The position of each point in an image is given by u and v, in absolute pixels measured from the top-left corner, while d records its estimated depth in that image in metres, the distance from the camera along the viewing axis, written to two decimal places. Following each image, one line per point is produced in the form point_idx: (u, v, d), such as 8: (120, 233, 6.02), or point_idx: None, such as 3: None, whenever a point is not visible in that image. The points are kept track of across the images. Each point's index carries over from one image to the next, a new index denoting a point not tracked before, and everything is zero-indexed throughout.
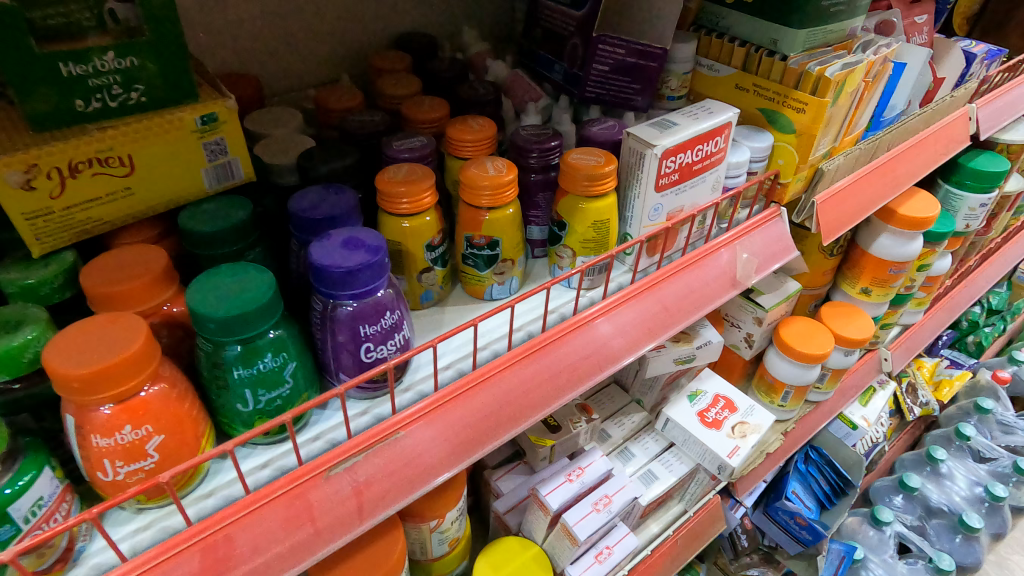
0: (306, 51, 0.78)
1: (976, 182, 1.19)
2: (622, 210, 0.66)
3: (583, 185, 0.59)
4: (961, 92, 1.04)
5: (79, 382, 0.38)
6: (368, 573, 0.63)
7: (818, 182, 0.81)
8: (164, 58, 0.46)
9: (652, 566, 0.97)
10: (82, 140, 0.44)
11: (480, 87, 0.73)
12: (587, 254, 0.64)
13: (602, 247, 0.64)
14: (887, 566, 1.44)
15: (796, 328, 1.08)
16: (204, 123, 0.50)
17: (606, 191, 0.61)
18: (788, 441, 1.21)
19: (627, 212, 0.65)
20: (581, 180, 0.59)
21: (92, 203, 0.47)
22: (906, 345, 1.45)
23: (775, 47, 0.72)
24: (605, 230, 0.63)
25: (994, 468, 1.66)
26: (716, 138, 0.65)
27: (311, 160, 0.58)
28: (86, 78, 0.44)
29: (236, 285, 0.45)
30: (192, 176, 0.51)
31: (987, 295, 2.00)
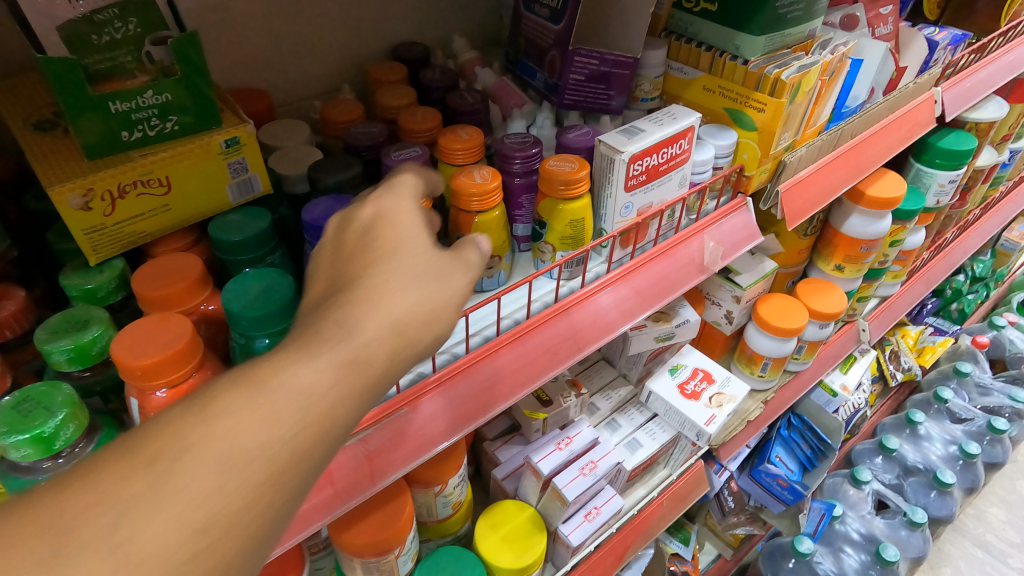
0: (310, 65, 0.86)
1: (945, 160, 1.25)
2: (598, 208, 0.74)
3: (560, 189, 0.67)
4: (925, 79, 1.09)
5: (140, 371, 0.47)
6: (381, 531, 0.72)
7: (782, 173, 0.89)
8: (191, 92, 0.54)
9: (639, 524, 1.07)
10: (128, 167, 0.52)
11: (469, 96, 0.81)
12: (565, 249, 0.72)
13: (578, 243, 0.71)
14: (864, 521, 1.54)
15: (773, 305, 1.16)
16: (228, 145, 0.57)
17: (581, 194, 0.69)
18: (769, 409, 1.30)
19: (601, 208, 0.73)
20: (558, 185, 0.67)
21: (137, 218, 0.55)
22: (884, 316, 1.54)
23: (738, 52, 0.79)
24: (581, 227, 0.71)
25: (969, 428, 1.74)
26: (680, 141, 0.73)
27: (319, 173, 0.66)
28: (129, 114, 0.52)
29: (261, 287, 0.54)
30: (219, 192, 0.59)
31: (971, 263, 2.07)
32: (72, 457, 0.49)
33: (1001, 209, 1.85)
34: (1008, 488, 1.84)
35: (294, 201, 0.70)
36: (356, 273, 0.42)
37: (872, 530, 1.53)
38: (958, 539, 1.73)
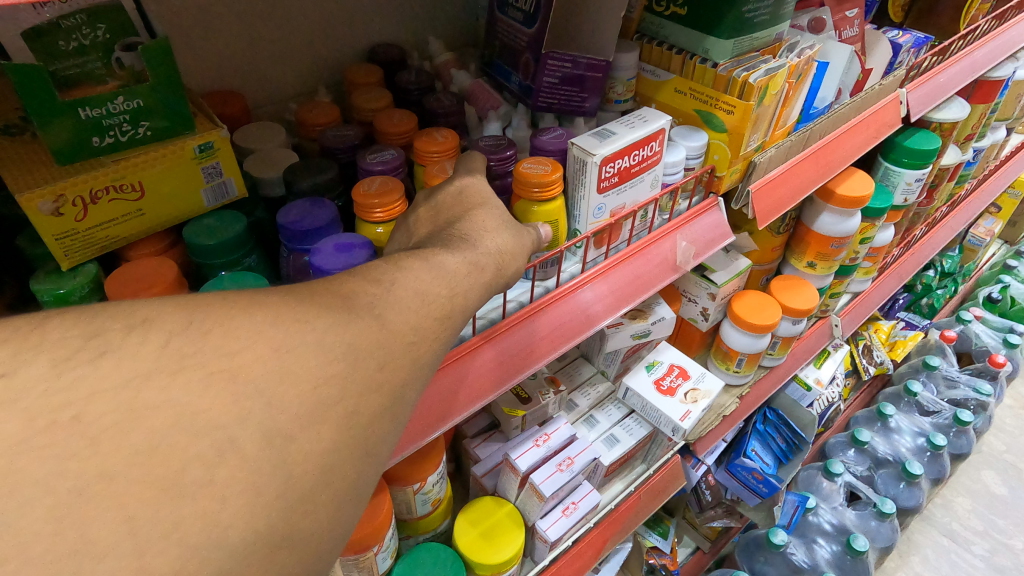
0: (285, 68, 0.86)
1: (911, 160, 1.28)
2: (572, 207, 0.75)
3: (534, 191, 0.68)
4: (890, 80, 1.12)
5: None
6: (359, 530, 0.73)
7: (752, 173, 0.91)
8: (162, 97, 0.54)
9: (617, 518, 1.09)
10: (99, 173, 0.53)
11: (445, 99, 0.82)
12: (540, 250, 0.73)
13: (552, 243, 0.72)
14: (836, 512, 1.58)
15: (747, 302, 1.18)
16: (201, 150, 0.58)
17: (555, 197, 0.70)
18: (744, 404, 1.32)
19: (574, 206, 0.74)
20: (532, 187, 0.68)
21: (110, 223, 0.55)
22: (855, 312, 1.57)
23: (707, 55, 0.81)
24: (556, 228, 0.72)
25: (937, 420, 1.79)
26: (651, 143, 0.74)
27: (295, 175, 0.67)
28: (100, 120, 0.52)
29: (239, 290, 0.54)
30: (194, 196, 0.60)
31: (940, 259, 2.12)
32: None
33: (969, 206, 1.90)
34: (976, 478, 1.89)
35: (270, 204, 0.70)
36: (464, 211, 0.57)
37: (843, 521, 1.56)
38: (927, 528, 1.78)
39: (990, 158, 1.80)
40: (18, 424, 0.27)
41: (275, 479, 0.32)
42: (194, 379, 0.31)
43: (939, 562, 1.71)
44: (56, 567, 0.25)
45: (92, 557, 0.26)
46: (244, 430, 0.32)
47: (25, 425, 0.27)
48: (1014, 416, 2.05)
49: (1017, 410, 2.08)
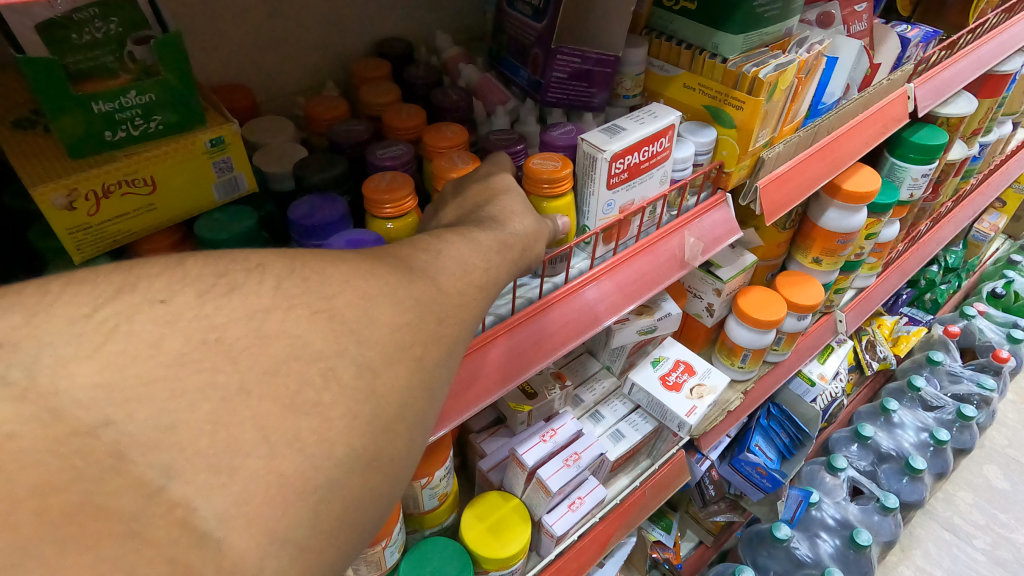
0: (293, 62, 0.85)
1: (918, 155, 1.28)
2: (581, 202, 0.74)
3: (544, 187, 0.68)
4: (898, 75, 1.11)
5: None
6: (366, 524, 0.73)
7: (760, 169, 0.90)
8: (174, 91, 0.54)
9: (622, 513, 1.09)
10: (112, 166, 0.52)
11: (453, 94, 0.81)
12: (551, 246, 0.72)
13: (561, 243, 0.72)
14: (839, 507, 1.58)
15: (753, 297, 1.18)
16: (213, 145, 0.58)
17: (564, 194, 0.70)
18: (748, 399, 1.33)
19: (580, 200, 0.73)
20: (542, 182, 0.68)
21: (122, 218, 0.55)
22: (860, 307, 1.57)
23: (716, 50, 0.80)
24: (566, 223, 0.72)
25: (940, 415, 1.79)
26: (661, 139, 0.74)
27: (305, 171, 0.66)
28: (112, 113, 0.52)
29: None
30: (205, 191, 0.59)
31: (945, 254, 2.12)
32: None
33: (974, 201, 1.89)
34: (978, 473, 1.89)
35: (279, 198, 0.70)
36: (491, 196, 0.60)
37: (846, 516, 1.57)
38: (928, 523, 1.78)
39: (997, 152, 1.79)
40: (176, 341, 0.32)
41: (370, 403, 0.36)
42: (305, 314, 0.36)
43: (940, 556, 1.71)
44: (212, 460, 0.30)
45: (238, 455, 0.31)
46: (344, 360, 0.36)
47: (182, 342, 0.32)
48: (1016, 411, 2.05)
49: (1019, 404, 2.08)
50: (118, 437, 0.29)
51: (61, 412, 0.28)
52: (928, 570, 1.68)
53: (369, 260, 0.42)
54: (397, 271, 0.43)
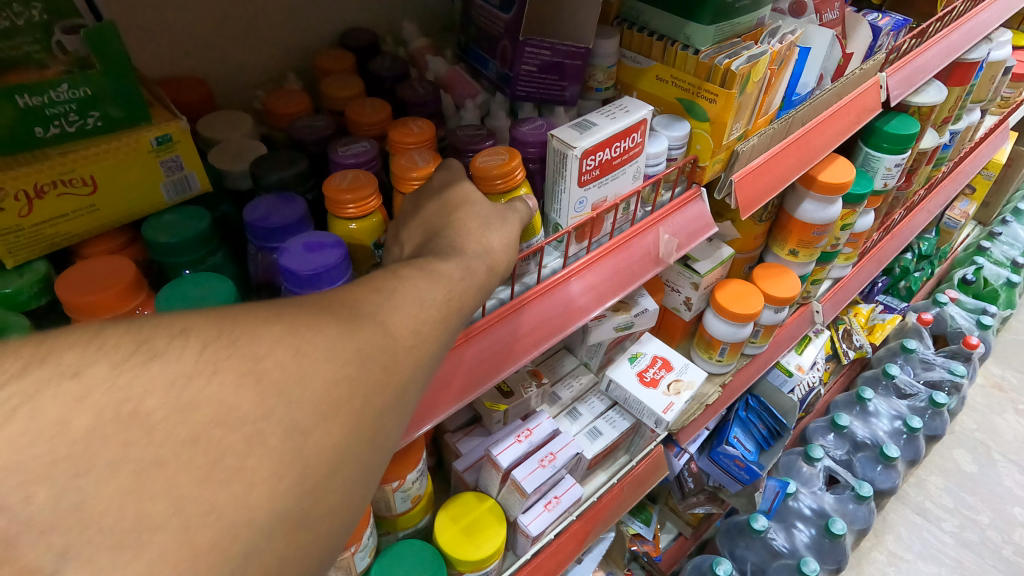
0: (251, 53, 0.82)
1: (891, 144, 1.27)
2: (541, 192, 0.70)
3: (497, 183, 0.65)
4: (870, 65, 1.10)
5: None
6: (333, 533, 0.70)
7: (734, 163, 0.89)
8: (113, 85, 0.50)
9: (599, 510, 1.08)
10: (45, 165, 0.49)
11: (420, 87, 0.79)
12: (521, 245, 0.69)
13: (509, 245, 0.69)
14: (816, 496, 1.59)
15: (729, 291, 1.17)
16: (159, 143, 0.54)
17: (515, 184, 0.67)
18: (726, 392, 1.32)
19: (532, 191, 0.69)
20: (494, 178, 0.65)
21: (59, 219, 0.52)
22: (835, 297, 1.57)
23: (688, 41, 0.78)
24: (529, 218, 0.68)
25: (913, 402, 1.81)
26: (633, 134, 0.72)
27: (263, 168, 0.63)
28: (42, 108, 0.48)
29: (202, 290, 0.51)
30: (152, 191, 0.56)
31: (918, 242, 2.14)
32: None
33: (945, 189, 1.90)
34: (951, 457, 1.92)
35: (236, 197, 0.67)
36: (464, 200, 0.58)
37: (822, 505, 1.58)
38: (901, 507, 1.80)
39: (966, 140, 1.80)
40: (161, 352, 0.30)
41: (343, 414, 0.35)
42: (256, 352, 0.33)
43: (914, 540, 1.74)
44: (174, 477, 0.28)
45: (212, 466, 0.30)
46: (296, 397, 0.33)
47: (134, 376, 0.29)
48: (985, 395, 2.08)
49: (989, 389, 2.11)
50: (75, 454, 0.27)
51: (39, 424, 0.27)
52: (901, 554, 1.70)
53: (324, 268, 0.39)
54: (326, 320, 0.38)
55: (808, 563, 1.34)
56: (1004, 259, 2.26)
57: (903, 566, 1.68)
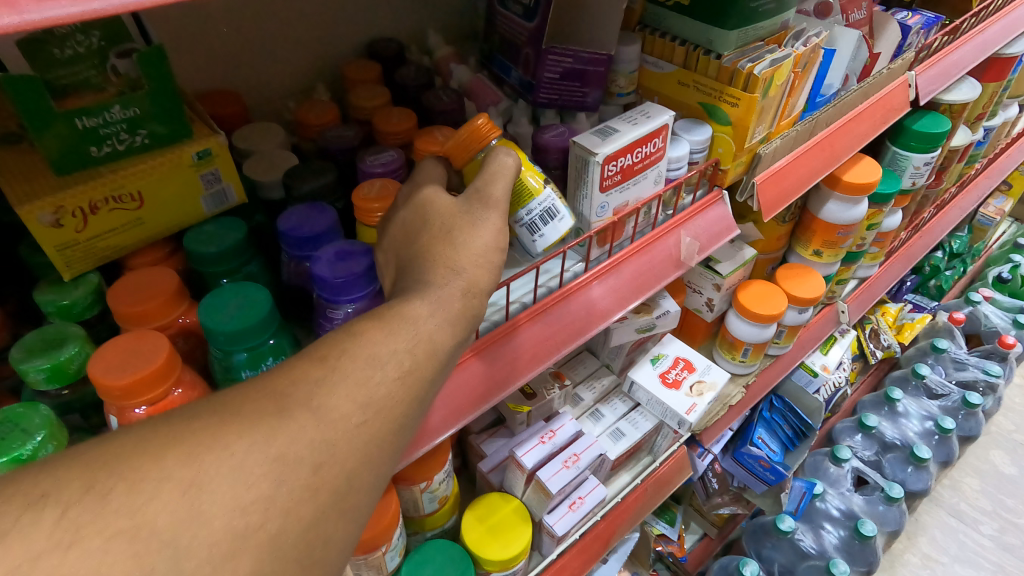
0: (282, 66, 0.85)
1: (920, 143, 1.26)
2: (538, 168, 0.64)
3: (471, 148, 0.63)
4: (898, 64, 1.09)
5: (119, 390, 0.46)
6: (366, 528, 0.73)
7: (757, 165, 0.89)
8: (159, 103, 0.52)
9: (623, 511, 1.09)
10: (99, 183, 0.51)
11: (445, 96, 0.80)
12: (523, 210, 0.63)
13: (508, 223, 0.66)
14: (843, 497, 1.58)
15: (752, 291, 1.17)
16: (200, 157, 0.56)
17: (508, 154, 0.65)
18: (750, 393, 1.32)
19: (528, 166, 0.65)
20: (468, 147, 0.63)
21: (110, 233, 0.54)
22: (862, 297, 1.56)
23: (711, 46, 0.78)
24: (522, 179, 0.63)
25: (945, 403, 1.78)
26: (655, 139, 0.73)
27: (295, 179, 0.65)
28: (96, 128, 0.51)
29: (240, 301, 0.53)
30: (193, 203, 0.58)
31: (949, 240, 2.10)
32: None
33: (979, 186, 1.86)
34: (984, 458, 1.89)
35: (269, 207, 0.69)
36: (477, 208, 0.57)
37: (851, 506, 1.56)
38: (933, 509, 1.78)
39: (1001, 137, 1.77)
40: None
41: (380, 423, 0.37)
42: None
43: (946, 543, 1.71)
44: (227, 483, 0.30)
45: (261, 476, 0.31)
46: None
47: None
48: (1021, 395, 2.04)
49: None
50: None
51: None
52: (935, 557, 1.68)
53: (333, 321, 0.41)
54: (250, 419, 0.35)
55: (838, 564, 1.33)
56: None
57: (936, 568, 1.66)
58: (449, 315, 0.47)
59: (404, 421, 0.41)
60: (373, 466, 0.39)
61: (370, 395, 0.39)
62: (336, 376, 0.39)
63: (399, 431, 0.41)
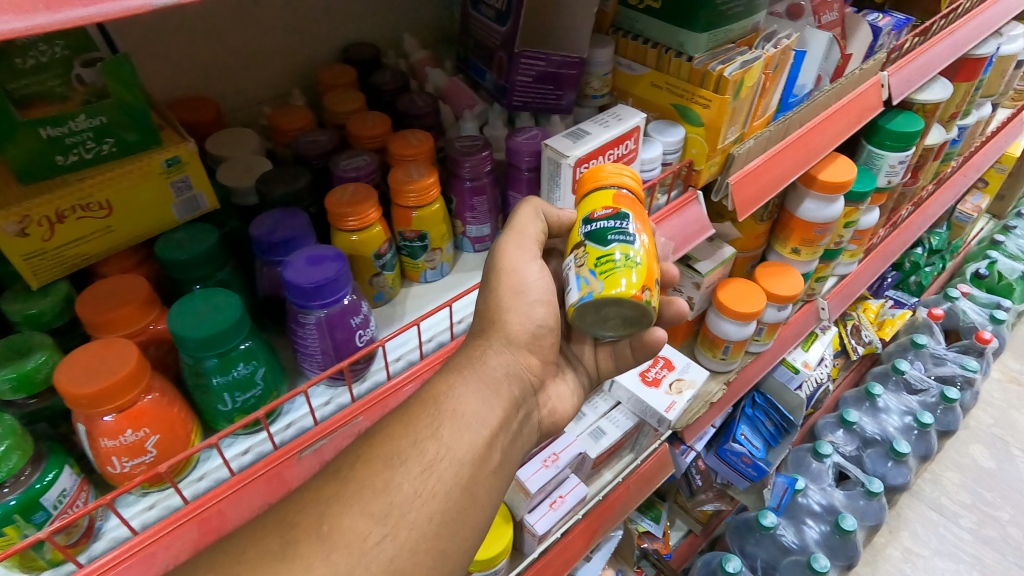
0: (257, 71, 0.85)
1: (895, 142, 1.27)
2: (606, 231, 0.59)
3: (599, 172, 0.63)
4: (870, 65, 1.10)
5: (86, 399, 0.46)
6: None
7: (731, 165, 0.91)
8: (125, 111, 0.53)
9: (606, 508, 1.10)
10: (65, 192, 0.51)
11: (419, 100, 0.81)
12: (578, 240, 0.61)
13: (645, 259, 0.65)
14: (825, 493, 1.59)
15: (732, 290, 1.18)
16: (169, 165, 0.57)
17: (612, 205, 0.60)
18: (732, 390, 1.33)
19: (619, 225, 0.59)
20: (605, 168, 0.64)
21: (79, 241, 0.54)
22: (842, 294, 1.57)
23: (682, 48, 0.79)
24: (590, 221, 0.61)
25: (924, 398, 1.80)
26: (626, 142, 0.74)
27: (268, 185, 0.66)
28: (62, 138, 0.50)
29: (211, 308, 0.53)
30: (164, 211, 0.59)
31: (928, 236, 2.12)
32: (18, 486, 0.46)
33: (955, 183, 1.89)
34: (964, 452, 1.91)
35: (243, 213, 0.70)
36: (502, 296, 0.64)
37: (832, 501, 1.58)
38: (915, 503, 1.80)
39: (977, 135, 1.79)
40: None
41: None
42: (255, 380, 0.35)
43: (928, 536, 1.73)
44: None
45: None
46: None
47: None
48: (1001, 390, 2.07)
49: (1004, 383, 2.10)
50: None
51: None
52: (917, 551, 1.70)
53: (372, 449, 0.52)
54: (289, 543, 0.45)
55: (819, 559, 1.35)
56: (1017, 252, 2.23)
57: (917, 562, 1.68)
58: (477, 407, 0.58)
59: (445, 511, 0.52)
60: (422, 552, 0.49)
61: (405, 479, 0.51)
62: (369, 473, 0.50)
63: (445, 515, 0.51)
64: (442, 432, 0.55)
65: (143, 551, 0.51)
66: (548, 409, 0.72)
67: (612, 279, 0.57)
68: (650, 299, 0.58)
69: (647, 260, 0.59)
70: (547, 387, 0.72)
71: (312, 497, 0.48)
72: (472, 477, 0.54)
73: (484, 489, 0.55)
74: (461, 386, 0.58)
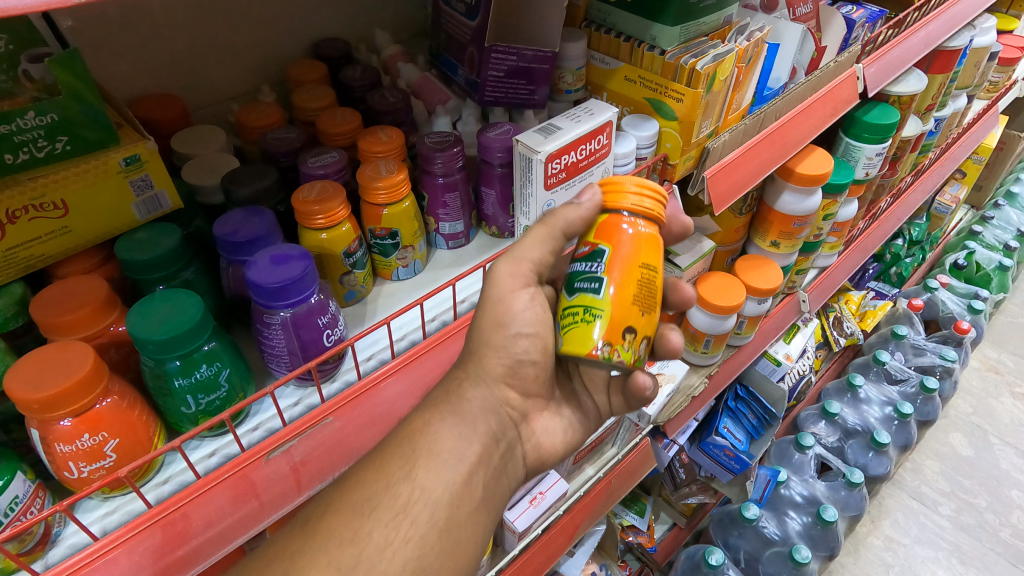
0: (225, 67, 0.83)
1: (872, 134, 1.28)
2: (577, 276, 0.59)
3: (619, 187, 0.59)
4: (845, 57, 1.10)
5: (39, 403, 0.45)
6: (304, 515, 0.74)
7: (706, 159, 0.90)
8: (78, 108, 0.51)
9: (590, 503, 1.09)
10: (16, 192, 0.50)
11: (390, 95, 0.80)
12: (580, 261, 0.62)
13: (654, 296, 0.59)
14: (807, 484, 1.60)
15: (712, 283, 1.18)
16: (128, 163, 0.55)
17: (593, 242, 0.58)
18: (714, 383, 1.33)
19: (590, 269, 0.58)
20: (624, 185, 0.59)
21: (33, 242, 0.53)
22: (823, 286, 1.58)
23: (654, 42, 0.79)
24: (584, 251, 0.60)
25: (904, 388, 1.82)
26: (599, 136, 0.74)
27: (232, 183, 0.65)
28: (11, 136, 0.49)
29: (171, 308, 0.52)
30: (123, 211, 0.57)
31: (908, 228, 2.14)
32: None
33: (933, 174, 1.90)
34: (945, 441, 1.93)
35: (208, 212, 0.68)
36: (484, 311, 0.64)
37: (813, 492, 1.58)
38: (896, 492, 1.82)
39: (953, 126, 1.80)
40: None
41: None
42: None
43: (909, 525, 1.75)
44: None
45: None
46: None
47: None
48: (980, 378, 2.10)
49: (983, 372, 2.12)
50: None
51: None
52: (898, 539, 1.72)
53: (344, 496, 0.54)
54: None
55: (800, 550, 1.35)
56: (996, 243, 2.25)
57: (898, 550, 1.70)
58: (454, 444, 0.59)
59: (420, 556, 0.53)
60: None
61: (375, 528, 0.52)
62: (338, 523, 0.52)
63: (420, 560, 0.53)
64: (416, 473, 0.56)
65: (105, 557, 0.50)
66: (532, 445, 0.70)
67: (568, 332, 0.58)
68: (615, 353, 0.56)
69: (611, 310, 0.56)
70: (534, 420, 0.70)
71: (278, 553, 0.50)
72: (449, 517, 0.55)
73: (465, 531, 0.57)
74: (438, 424, 0.59)
